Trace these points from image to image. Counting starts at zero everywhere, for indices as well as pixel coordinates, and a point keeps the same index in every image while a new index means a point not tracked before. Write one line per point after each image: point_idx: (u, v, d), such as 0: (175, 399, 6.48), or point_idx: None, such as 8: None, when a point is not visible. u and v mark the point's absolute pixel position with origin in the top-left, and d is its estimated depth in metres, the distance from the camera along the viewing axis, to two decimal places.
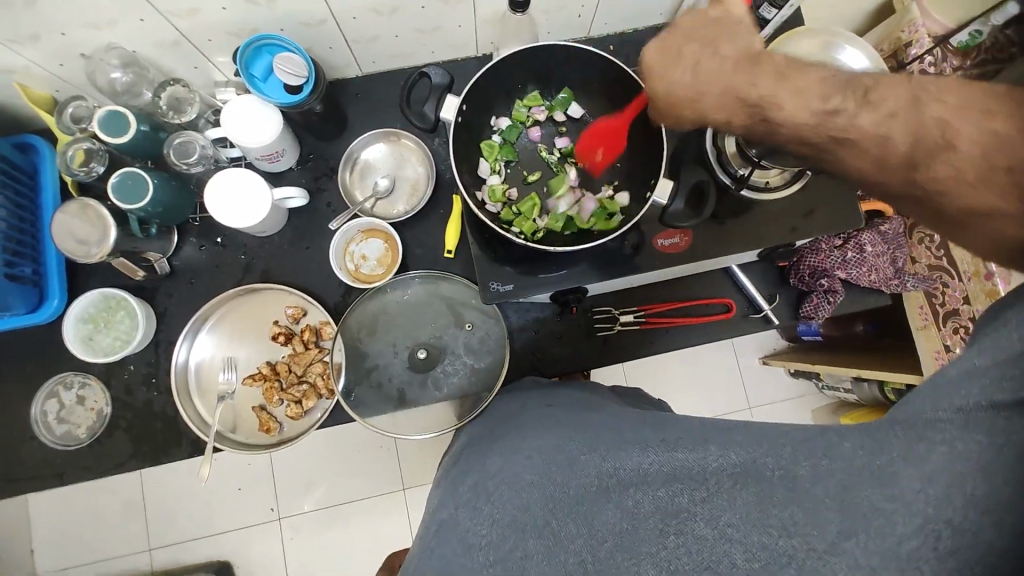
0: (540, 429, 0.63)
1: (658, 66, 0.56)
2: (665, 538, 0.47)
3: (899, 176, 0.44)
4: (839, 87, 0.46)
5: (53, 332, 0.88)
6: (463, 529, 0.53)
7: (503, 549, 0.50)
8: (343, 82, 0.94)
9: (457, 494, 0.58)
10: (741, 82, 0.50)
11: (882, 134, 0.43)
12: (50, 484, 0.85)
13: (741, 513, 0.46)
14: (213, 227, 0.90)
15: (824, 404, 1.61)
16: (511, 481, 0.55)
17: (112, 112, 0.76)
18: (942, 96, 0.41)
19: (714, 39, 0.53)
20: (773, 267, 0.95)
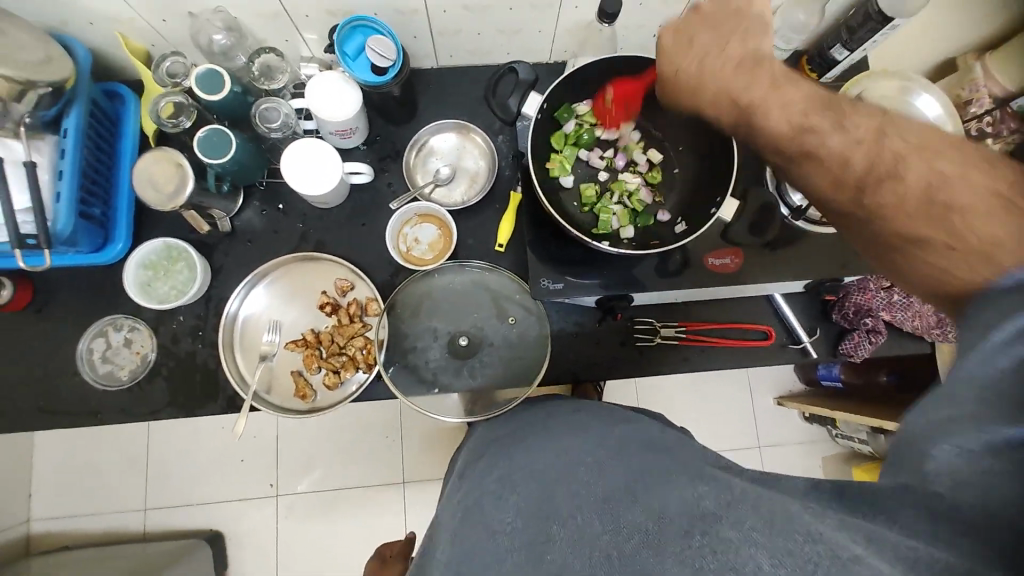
0: (569, 433, 0.65)
1: (671, 48, 0.62)
2: (689, 537, 0.44)
3: (848, 196, 0.49)
4: (820, 108, 0.51)
5: (111, 274, 0.90)
6: (488, 517, 0.55)
7: (528, 536, 0.51)
8: (418, 72, 0.97)
9: (483, 483, 0.60)
10: (739, 86, 0.56)
11: (845, 158, 0.48)
12: (85, 421, 0.87)
13: (764, 520, 0.42)
14: (277, 193, 0.92)
15: (835, 453, 1.59)
16: (538, 475, 0.58)
17: (208, 71, 0.80)
18: (904, 136, 0.47)
19: (726, 32, 0.59)
20: (816, 301, 0.95)
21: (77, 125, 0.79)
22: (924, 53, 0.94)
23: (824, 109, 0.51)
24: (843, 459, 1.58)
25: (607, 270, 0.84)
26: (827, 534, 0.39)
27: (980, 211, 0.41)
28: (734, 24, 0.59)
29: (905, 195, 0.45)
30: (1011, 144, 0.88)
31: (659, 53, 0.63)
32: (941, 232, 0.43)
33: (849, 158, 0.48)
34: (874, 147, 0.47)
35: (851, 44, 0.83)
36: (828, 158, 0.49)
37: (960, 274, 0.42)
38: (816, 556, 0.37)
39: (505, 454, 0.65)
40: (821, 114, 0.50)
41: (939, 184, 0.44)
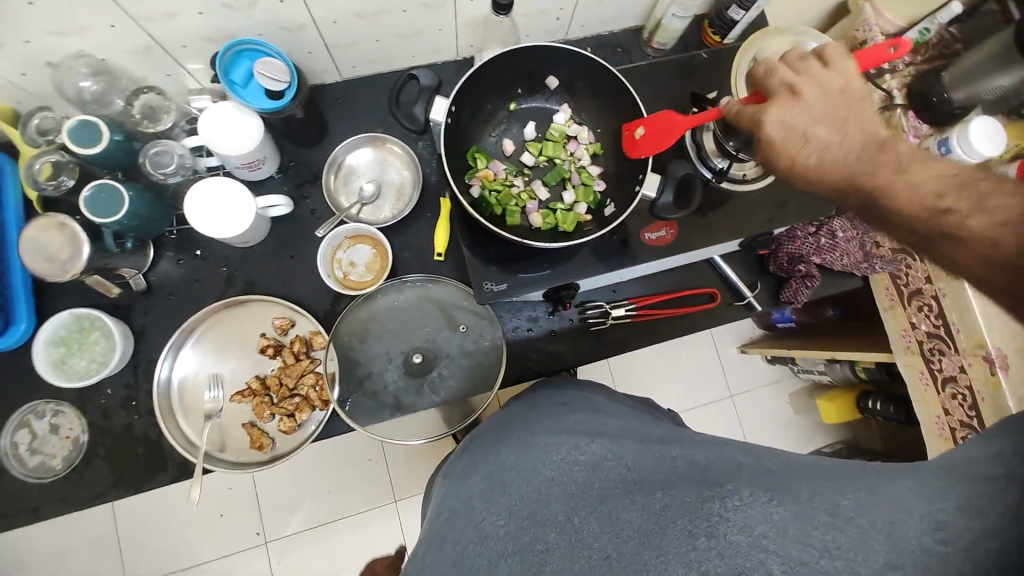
0: (549, 426, 0.64)
1: (777, 126, 0.51)
2: (695, 539, 0.47)
3: (1000, 276, 0.44)
4: (956, 186, 0.47)
5: (20, 358, 0.82)
6: (478, 520, 0.54)
7: (521, 542, 0.51)
8: (322, 88, 0.92)
9: (469, 488, 0.59)
10: (866, 176, 0.49)
11: (994, 240, 0.43)
12: (24, 520, 0.81)
13: (778, 525, 0.46)
14: (192, 240, 0.86)
15: (799, 387, 1.67)
16: (528, 475, 0.56)
17: (82, 122, 0.73)
18: None
19: (832, 109, 0.51)
20: (753, 256, 0.99)
21: None
22: (815, 2, 0.98)
23: (961, 191, 0.46)
24: (808, 392, 1.67)
25: (547, 262, 0.83)
26: (846, 548, 0.44)
27: None
28: (834, 95, 0.51)
29: None
30: (908, 77, 0.90)
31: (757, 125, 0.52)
32: None
33: (998, 240, 0.43)
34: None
35: (744, 2, 0.85)
36: (992, 245, 0.44)
37: None
38: (829, 566, 0.43)
39: (490, 451, 0.63)
40: (958, 194, 0.46)
41: None
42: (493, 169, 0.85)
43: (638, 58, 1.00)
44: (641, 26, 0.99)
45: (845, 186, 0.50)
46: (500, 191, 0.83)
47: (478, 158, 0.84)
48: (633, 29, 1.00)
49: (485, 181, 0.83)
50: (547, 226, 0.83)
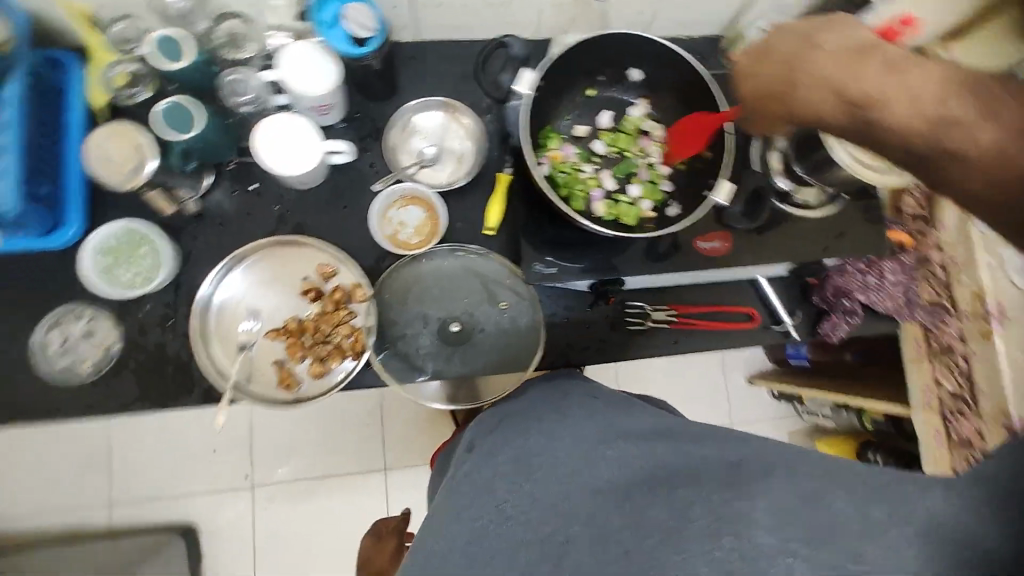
0: (582, 414, 0.64)
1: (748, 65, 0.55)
2: (723, 546, 0.48)
3: None
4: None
5: (64, 260, 0.83)
6: (494, 489, 0.57)
7: (543, 531, 0.53)
8: (399, 45, 0.92)
9: (493, 466, 0.59)
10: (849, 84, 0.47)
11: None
12: (45, 420, 0.81)
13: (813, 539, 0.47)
14: (249, 172, 0.86)
15: (802, 426, 1.67)
16: (557, 464, 0.57)
17: (166, 36, 0.74)
18: None
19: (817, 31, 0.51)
20: (799, 283, 0.97)
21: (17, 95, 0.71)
22: None
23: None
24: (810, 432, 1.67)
25: (597, 253, 0.83)
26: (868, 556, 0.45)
27: None
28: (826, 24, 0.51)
29: None
30: None
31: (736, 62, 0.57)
32: None
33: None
34: None
35: None
36: None
37: None
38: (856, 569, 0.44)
39: (517, 433, 0.63)
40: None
41: None
42: (563, 150, 0.85)
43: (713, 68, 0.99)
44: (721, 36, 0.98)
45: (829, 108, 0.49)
46: (563, 175, 0.83)
47: (553, 136, 0.84)
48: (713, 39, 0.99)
49: (557, 160, 0.83)
50: (610, 216, 0.82)
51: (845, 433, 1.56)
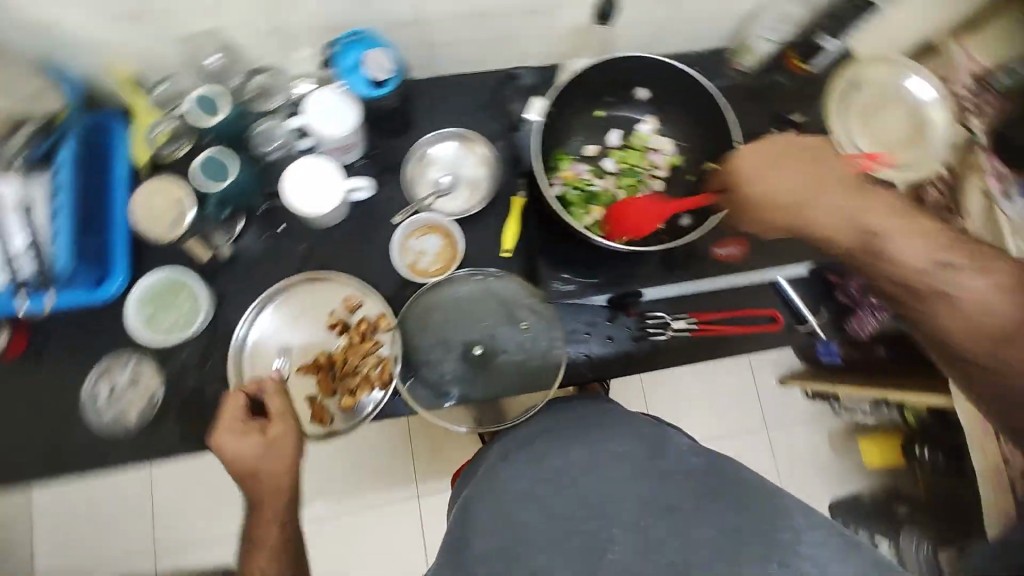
0: (612, 442, 0.66)
1: (748, 172, 0.70)
2: (764, 563, 0.52)
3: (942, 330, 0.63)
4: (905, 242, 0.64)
5: (110, 310, 0.88)
6: (544, 502, 0.62)
7: (587, 528, 0.59)
8: (411, 82, 0.96)
9: (526, 483, 0.64)
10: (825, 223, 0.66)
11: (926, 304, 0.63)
12: (96, 463, 0.85)
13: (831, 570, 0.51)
14: (275, 215, 0.91)
15: (840, 428, 1.61)
16: (599, 476, 0.62)
17: (206, 94, 0.80)
18: (965, 282, 0.62)
19: (805, 165, 0.69)
20: (820, 281, 0.97)
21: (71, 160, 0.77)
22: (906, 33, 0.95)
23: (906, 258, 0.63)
24: (848, 434, 1.61)
25: (609, 269, 0.90)
26: None
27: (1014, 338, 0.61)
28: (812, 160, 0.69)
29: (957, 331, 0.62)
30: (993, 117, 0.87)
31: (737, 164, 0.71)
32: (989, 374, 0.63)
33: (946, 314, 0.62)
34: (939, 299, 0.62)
35: None
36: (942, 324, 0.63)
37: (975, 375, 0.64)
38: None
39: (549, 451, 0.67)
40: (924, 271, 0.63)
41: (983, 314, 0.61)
42: (576, 168, 0.88)
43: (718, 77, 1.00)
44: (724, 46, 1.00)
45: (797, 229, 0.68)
46: (574, 190, 0.86)
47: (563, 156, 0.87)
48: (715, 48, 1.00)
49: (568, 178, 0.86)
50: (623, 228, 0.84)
51: (887, 433, 1.50)
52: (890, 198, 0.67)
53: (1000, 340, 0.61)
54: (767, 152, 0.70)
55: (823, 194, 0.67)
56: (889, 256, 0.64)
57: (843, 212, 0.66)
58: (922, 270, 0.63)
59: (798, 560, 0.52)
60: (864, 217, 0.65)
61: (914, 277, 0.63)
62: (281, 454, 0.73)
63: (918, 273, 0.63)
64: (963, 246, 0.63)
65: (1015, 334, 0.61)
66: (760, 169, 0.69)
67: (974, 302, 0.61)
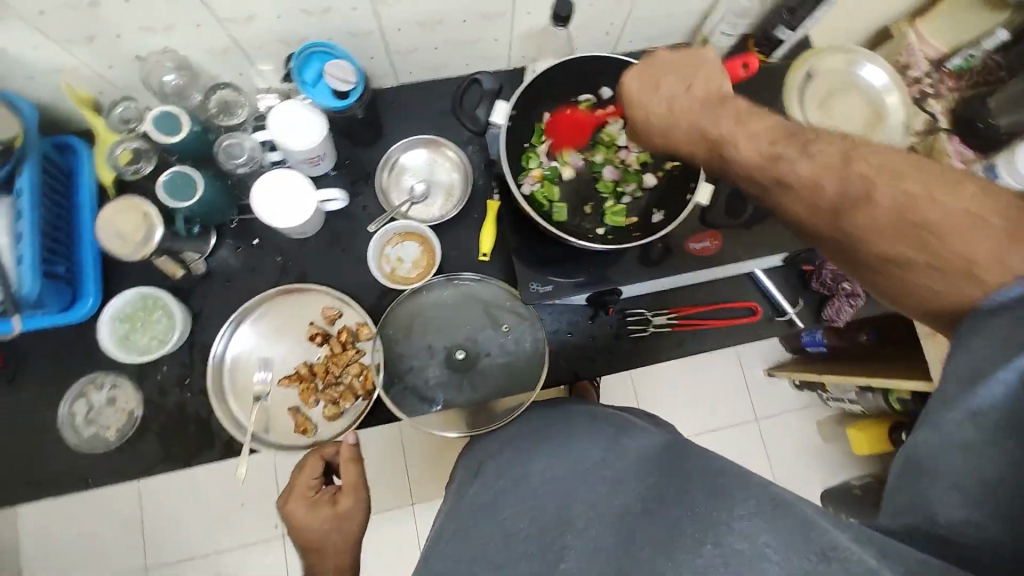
0: (582, 435, 0.66)
1: (638, 94, 0.66)
2: (701, 547, 0.45)
3: (826, 221, 0.52)
4: (785, 136, 0.55)
5: (84, 333, 0.87)
6: (501, 518, 0.58)
7: (541, 543, 0.53)
8: (380, 91, 0.96)
9: (495, 486, 0.63)
10: (708, 124, 0.60)
11: (816, 182, 0.52)
12: (76, 489, 0.84)
13: (780, 537, 0.44)
14: (250, 229, 0.90)
15: (829, 414, 1.63)
16: (551, 480, 0.59)
17: (166, 112, 0.78)
18: (868, 157, 0.50)
19: (688, 76, 0.64)
20: (795, 271, 0.98)
21: (30, 182, 0.76)
22: (863, 24, 0.97)
23: (788, 139, 0.54)
24: (837, 419, 1.63)
25: (586, 267, 0.85)
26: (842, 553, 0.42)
27: (933, 222, 0.46)
28: (689, 69, 0.65)
29: (878, 214, 0.49)
30: (952, 103, 0.92)
31: (625, 89, 0.68)
32: (947, 274, 0.46)
33: (817, 185, 0.52)
34: (843, 174, 0.51)
35: (794, 23, 0.85)
36: (860, 205, 0.50)
37: (933, 292, 0.47)
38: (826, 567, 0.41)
39: (523, 455, 0.67)
40: (789, 143, 0.54)
41: (909, 203, 0.47)
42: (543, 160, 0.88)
43: None
44: (688, 42, 1.01)
45: (699, 138, 0.61)
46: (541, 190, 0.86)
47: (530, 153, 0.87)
48: (680, 46, 1.02)
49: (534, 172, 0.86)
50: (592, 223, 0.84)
51: (874, 417, 1.52)
52: (746, 107, 0.59)
53: (900, 234, 0.48)
54: (649, 72, 0.66)
55: (688, 112, 0.62)
56: (733, 162, 0.58)
57: (699, 131, 0.61)
58: (759, 163, 0.55)
59: (732, 536, 0.45)
60: (715, 129, 0.59)
61: (773, 171, 0.54)
62: (347, 523, 0.75)
63: (759, 165, 0.55)
64: (793, 133, 0.55)
65: (841, 213, 0.51)
66: (646, 90, 0.66)
67: (843, 192, 0.51)
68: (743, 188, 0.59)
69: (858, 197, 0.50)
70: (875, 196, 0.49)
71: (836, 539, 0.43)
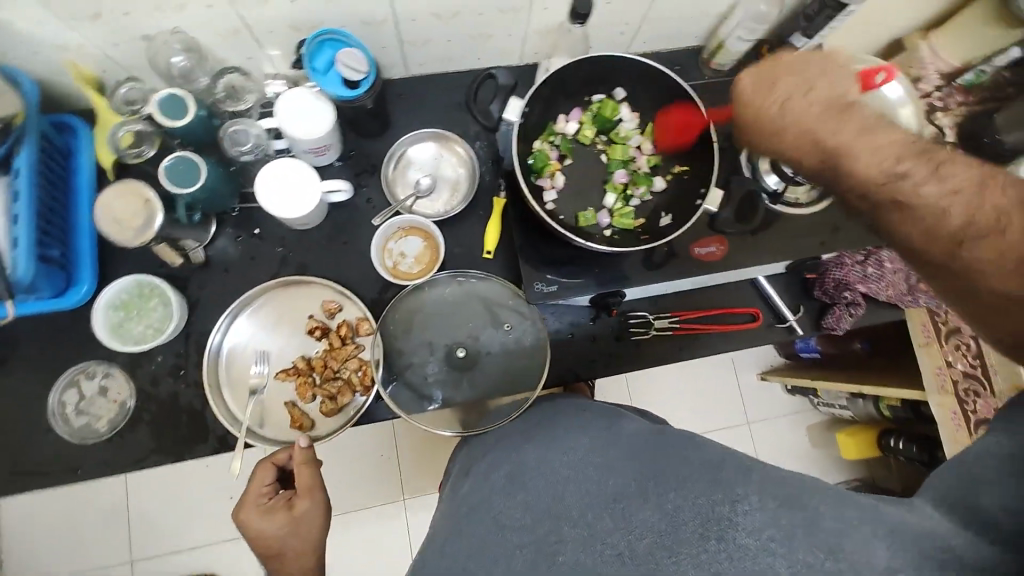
0: (572, 429, 0.66)
1: (751, 93, 0.61)
2: (705, 542, 0.47)
3: (942, 248, 0.50)
4: (915, 153, 0.52)
5: (76, 318, 0.85)
6: (496, 512, 0.57)
7: (537, 535, 0.54)
8: (389, 82, 0.95)
9: (491, 483, 0.61)
10: (824, 131, 0.56)
11: (942, 209, 0.49)
12: (63, 478, 0.82)
13: (784, 530, 0.46)
14: (251, 218, 0.89)
15: (819, 420, 1.65)
16: (546, 472, 0.59)
17: (171, 96, 0.76)
18: (1002, 189, 0.48)
19: (805, 79, 0.59)
20: (797, 278, 0.99)
21: (29, 163, 0.74)
22: (876, 34, 0.97)
23: (919, 159, 0.52)
24: (827, 425, 1.65)
25: (593, 268, 0.85)
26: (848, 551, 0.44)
27: None
28: (809, 72, 0.59)
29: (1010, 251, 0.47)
30: (959, 117, 0.93)
31: (738, 87, 0.62)
32: None
33: (945, 210, 0.50)
34: (973, 204, 0.49)
35: (809, 30, 0.85)
36: (987, 237, 0.48)
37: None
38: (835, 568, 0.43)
39: (517, 449, 0.66)
40: (920, 162, 0.52)
41: None
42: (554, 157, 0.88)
43: (695, 77, 1.01)
44: (700, 46, 1.00)
45: (811, 142, 0.57)
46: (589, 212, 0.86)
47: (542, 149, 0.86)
48: (693, 49, 1.01)
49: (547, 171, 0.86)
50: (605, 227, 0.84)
51: (863, 425, 1.54)
52: (873, 118, 0.55)
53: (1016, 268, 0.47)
54: (768, 70, 0.61)
55: (808, 116, 0.57)
56: (845, 172, 0.55)
57: (811, 137, 0.57)
58: (877, 178, 0.53)
59: (738, 533, 0.47)
60: (834, 138, 0.55)
61: (890, 188, 0.52)
62: (310, 527, 0.75)
63: (875, 181, 0.53)
64: (925, 151, 0.52)
65: (936, 230, 0.50)
66: (759, 90, 0.61)
67: (970, 222, 0.48)
68: (845, 201, 0.57)
69: (987, 225, 0.48)
70: (959, 211, 0.49)
71: (841, 535, 0.45)
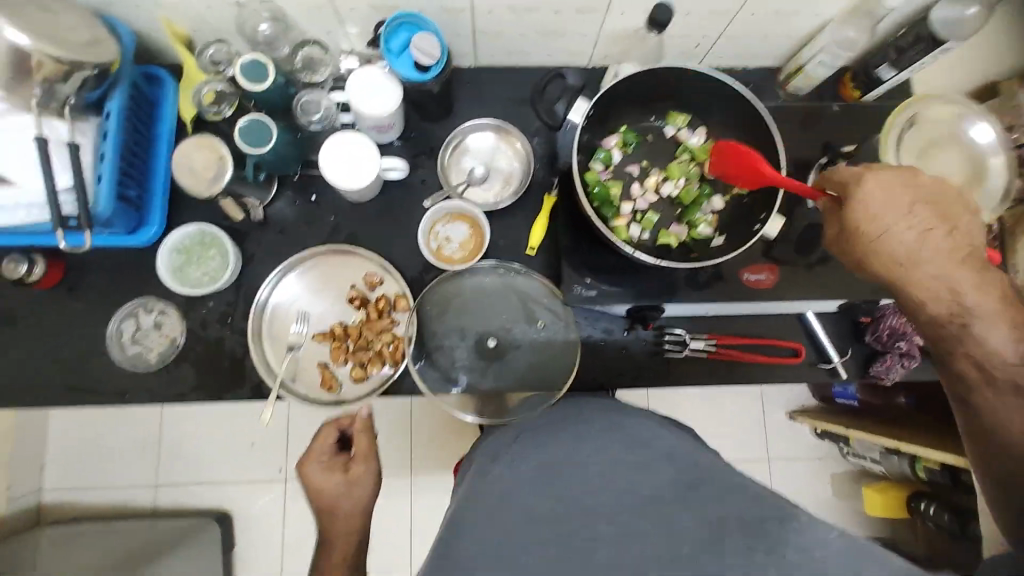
0: (600, 430, 0.63)
1: (875, 194, 0.63)
2: (753, 553, 0.45)
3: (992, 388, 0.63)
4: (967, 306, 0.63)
5: (144, 256, 0.91)
6: (526, 503, 0.55)
7: (569, 528, 0.53)
8: (457, 70, 0.96)
9: (520, 471, 0.59)
10: (922, 261, 0.64)
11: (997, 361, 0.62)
12: (113, 401, 0.88)
13: (835, 550, 0.44)
14: (310, 185, 0.92)
15: (846, 470, 1.57)
16: (578, 471, 0.57)
17: (254, 61, 0.79)
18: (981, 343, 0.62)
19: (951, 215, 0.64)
20: (849, 320, 0.94)
21: (118, 108, 0.79)
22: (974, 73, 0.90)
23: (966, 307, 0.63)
24: (853, 476, 1.57)
25: (636, 279, 0.83)
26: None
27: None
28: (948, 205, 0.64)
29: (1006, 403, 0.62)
30: None
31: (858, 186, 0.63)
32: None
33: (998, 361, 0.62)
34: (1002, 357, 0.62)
35: (901, 62, 0.80)
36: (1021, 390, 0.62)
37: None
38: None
39: (542, 440, 0.63)
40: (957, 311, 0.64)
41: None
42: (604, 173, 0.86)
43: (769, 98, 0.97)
44: (778, 67, 0.96)
45: (915, 260, 0.63)
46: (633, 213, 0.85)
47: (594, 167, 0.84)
48: (771, 68, 0.97)
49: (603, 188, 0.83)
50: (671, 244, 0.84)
51: (894, 483, 1.46)
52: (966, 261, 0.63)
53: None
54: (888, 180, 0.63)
55: (924, 242, 0.63)
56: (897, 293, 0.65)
57: (906, 255, 0.64)
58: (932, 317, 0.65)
59: (787, 548, 0.44)
60: (922, 267, 0.64)
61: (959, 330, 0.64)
62: (362, 489, 0.79)
63: (925, 316, 0.66)
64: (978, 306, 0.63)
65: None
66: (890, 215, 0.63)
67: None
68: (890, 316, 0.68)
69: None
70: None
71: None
